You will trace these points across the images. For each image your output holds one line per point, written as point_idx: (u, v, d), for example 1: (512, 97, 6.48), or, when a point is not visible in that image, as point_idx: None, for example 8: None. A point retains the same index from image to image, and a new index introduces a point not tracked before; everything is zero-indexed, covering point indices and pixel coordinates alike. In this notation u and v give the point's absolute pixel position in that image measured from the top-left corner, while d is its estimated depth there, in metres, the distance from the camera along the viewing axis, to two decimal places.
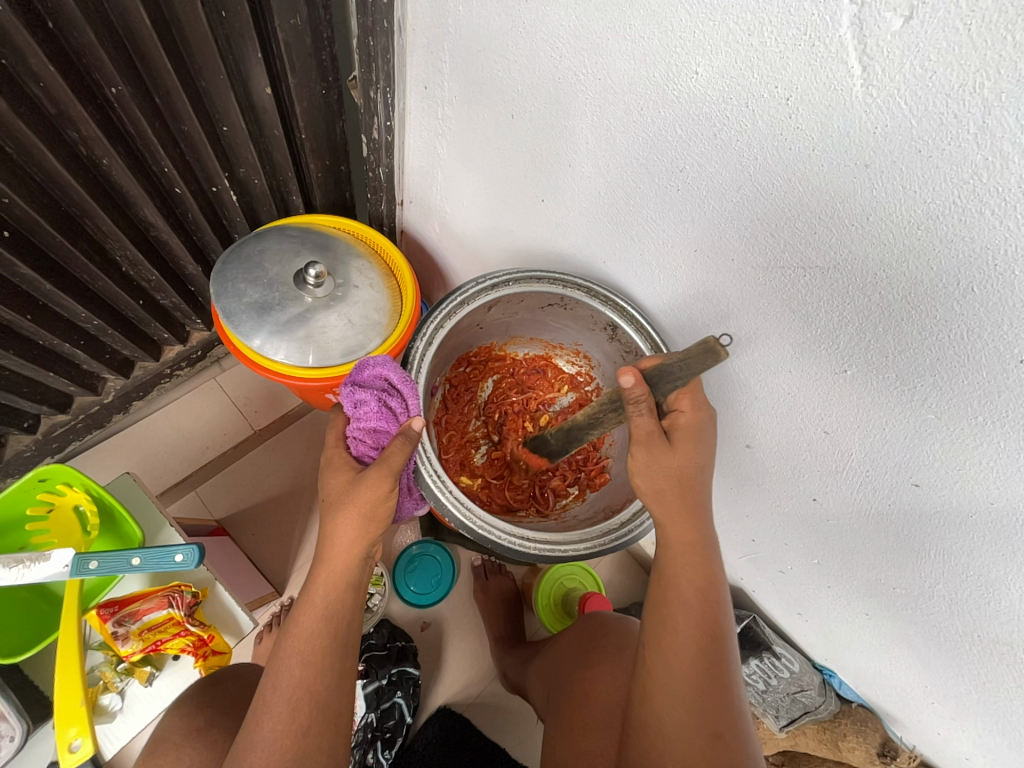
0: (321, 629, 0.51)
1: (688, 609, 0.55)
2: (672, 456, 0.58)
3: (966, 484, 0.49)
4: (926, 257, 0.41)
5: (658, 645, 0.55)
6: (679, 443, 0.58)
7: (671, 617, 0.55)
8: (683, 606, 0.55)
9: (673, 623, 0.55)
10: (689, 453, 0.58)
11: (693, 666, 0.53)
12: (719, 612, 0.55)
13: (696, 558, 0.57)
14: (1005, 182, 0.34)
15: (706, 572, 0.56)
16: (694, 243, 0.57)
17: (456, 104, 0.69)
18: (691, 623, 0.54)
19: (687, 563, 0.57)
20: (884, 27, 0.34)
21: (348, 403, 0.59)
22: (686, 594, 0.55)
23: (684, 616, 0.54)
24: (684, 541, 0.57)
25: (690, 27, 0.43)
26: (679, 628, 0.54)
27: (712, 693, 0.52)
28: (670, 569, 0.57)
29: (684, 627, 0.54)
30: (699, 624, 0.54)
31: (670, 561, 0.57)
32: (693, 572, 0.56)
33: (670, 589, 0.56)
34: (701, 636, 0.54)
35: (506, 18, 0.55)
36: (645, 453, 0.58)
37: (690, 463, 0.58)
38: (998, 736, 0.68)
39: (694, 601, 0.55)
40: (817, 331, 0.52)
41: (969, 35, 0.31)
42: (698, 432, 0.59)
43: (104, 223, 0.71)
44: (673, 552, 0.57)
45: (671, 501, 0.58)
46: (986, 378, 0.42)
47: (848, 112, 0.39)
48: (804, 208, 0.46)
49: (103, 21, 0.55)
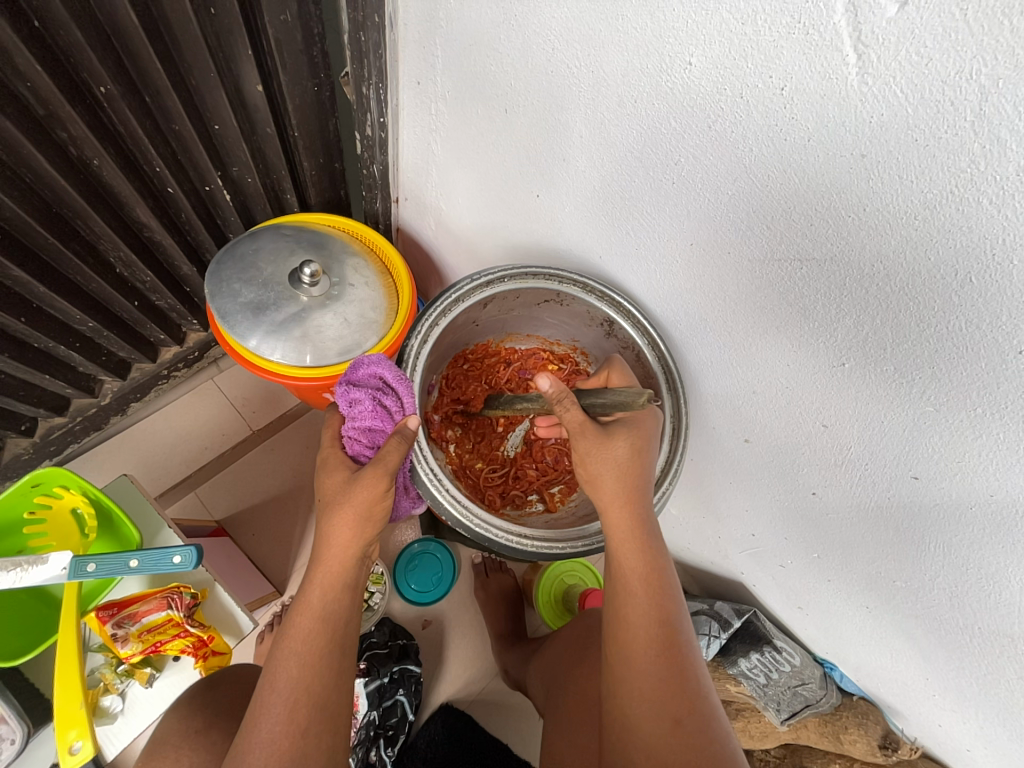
0: (316, 629, 0.51)
1: (638, 600, 0.55)
2: (607, 447, 0.58)
3: (966, 476, 0.49)
4: (922, 247, 0.40)
5: (615, 637, 0.55)
6: (614, 432, 0.59)
7: (622, 608, 0.55)
8: (631, 596, 0.55)
9: (624, 613, 0.55)
10: (628, 441, 0.59)
11: (649, 654, 0.53)
12: (668, 600, 0.55)
13: (639, 547, 0.57)
14: (1004, 169, 0.34)
15: (652, 561, 0.57)
16: (691, 238, 0.56)
17: (449, 99, 0.69)
18: (642, 613, 0.54)
19: (632, 554, 0.57)
20: (880, 13, 0.33)
21: (343, 402, 0.59)
22: (634, 586, 0.55)
23: (635, 606, 0.55)
24: (626, 531, 0.57)
25: (684, 18, 0.42)
26: (629, 618, 0.55)
27: (674, 680, 0.52)
28: (616, 561, 0.57)
29: (636, 617, 0.54)
30: (650, 613, 0.54)
31: (614, 554, 0.58)
32: (639, 562, 0.56)
33: (618, 582, 0.56)
34: (652, 624, 0.54)
35: (498, 12, 0.54)
36: (581, 445, 0.58)
37: (631, 448, 0.59)
38: (999, 728, 0.68)
39: (642, 592, 0.55)
40: (814, 324, 0.51)
41: (966, 20, 0.31)
42: (635, 426, 0.60)
43: (96, 224, 0.71)
44: (616, 545, 0.57)
45: (609, 492, 0.58)
46: (984, 370, 0.42)
47: (844, 101, 0.38)
48: (800, 201, 0.45)
49: (90, 19, 0.54)
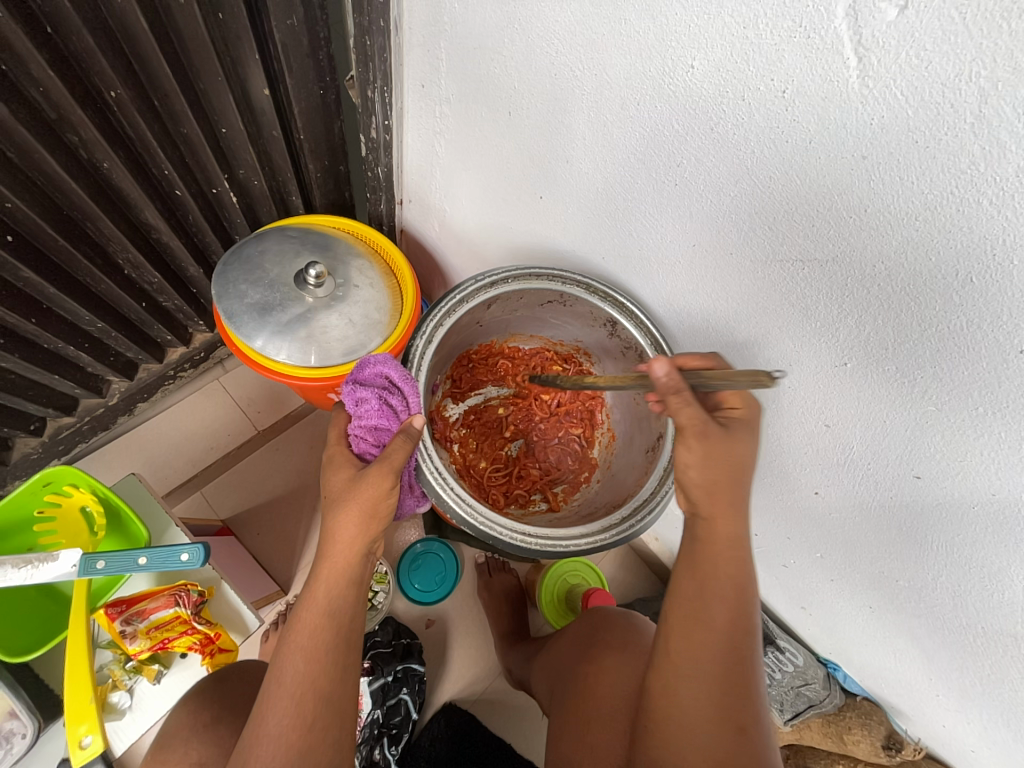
0: (322, 625, 0.51)
1: (721, 603, 0.52)
2: (726, 450, 0.53)
3: (968, 475, 0.49)
4: (923, 248, 0.41)
5: (690, 646, 0.52)
6: (737, 432, 0.53)
7: (705, 617, 0.52)
8: (717, 604, 0.52)
9: (706, 622, 0.52)
10: (749, 444, 0.54)
11: (722, 665, 0.51)
12: (748, 605, 0.53)
13: (733, 554, 0.53)
14: (1002, 172, 0.34)
15: (739, 561, 0.53)
16: (693, 240, 0.57)
17: (453, 101, 0.69)
18: (724, 622, 0.52)
19: (722, 560, 0.53)
20: (880, 17, 0.34)
21: (349, 402, 0.60)
22: (722, 587, 0.52)
23: (719, 610, 0.52)
24: (723, 535, 0.53)
25: (686, 21, 0.43)
26: (712, 622, 0.52)
27: (737, 691, 0.51)
28: (705, 566, 0.53)
29: (718, 627, 0.52)
30: (733, 625, 0.52)
31: (704, 560, 0.53)
32: (728, 569, 0.53)
33: (704, 590, 0.53)
34: (730, 628, 0.52)
35: (502, 16, 0.55)
36: (696, 453, 0.53)
37: (751, 453, 0.54)
38: (1003, 728, 0.68)
39: (726, 596, 0.52)
40: (817, 324, 0.52)
41: (966, 24, 0.31)
42: (753, 427, 0.54)
43: (105, 227, 0.72)
44: (710, 549, 0.53)
45: (714, 493, 0.53)
46: (986, 369, 0.42)
47: (844, 104, 0.38)
48: (803, 201, 0.46)
49: (102, 27, 0.55)
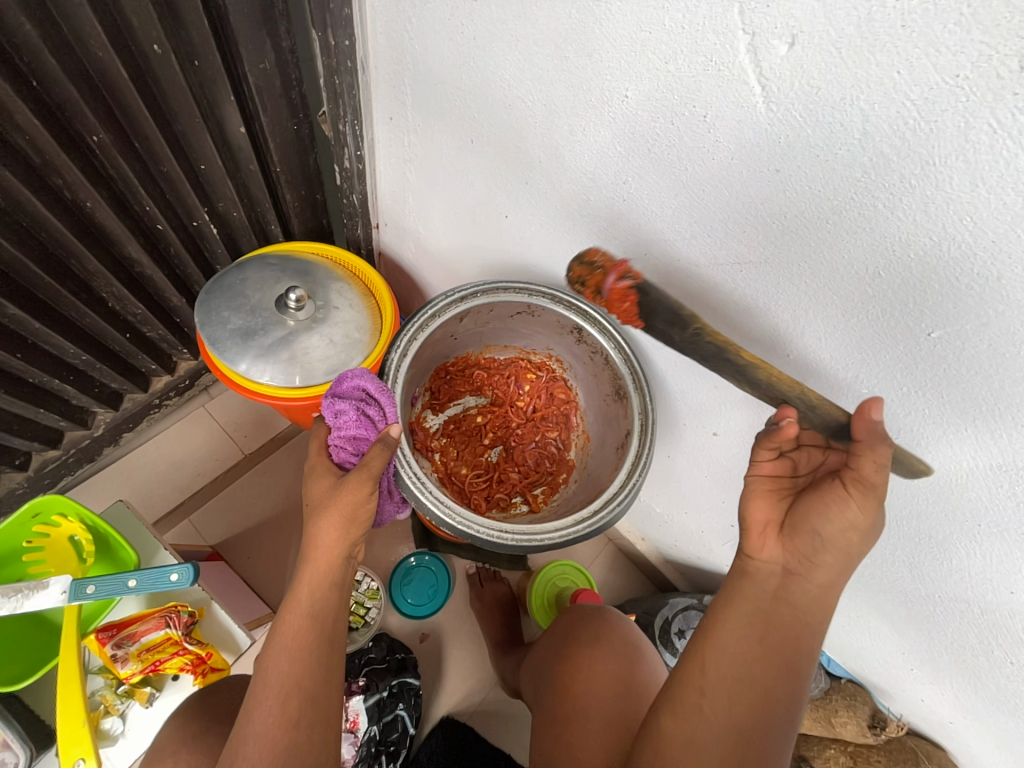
0: (306, 624, 0.53)
1: (782, 667, 0.51)
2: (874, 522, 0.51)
3: (905, 451, 0.54)
4: (837, 247, 0.46)
5: (736, 699, 0.51)
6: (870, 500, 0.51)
7: (761, 675, 0.51)
8: (778, 670, 0.51)
9: (759, 679, 0.51)
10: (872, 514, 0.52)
11: (752, 724, 0.50)
12: (795, 673, 0.52)
13: (814, 623, 0.52)
14: (890, 178, 0.39)
15: (806, 627, 0.52)
16: (646, 250, 0.62)
17: (420, 132, 0.74)
18: (775, 683, 0.51)
19: (799, 628, 0.52)
20: (774, 52, 0.39)
21: (329, 414, 0.63)
22: (783, 646, 0.51)
23: (773, 673, 0.51)
24: (815, 605, 0.52)
25: (617, 58, 0.48)
26: (760, 683, 0.51)
27: (752, 753, 0.50)
28: (784, 628, 0.52)
29: (768, 688, 0.51)
30: (783, 689, 0.51)
31: (784, 619, 0.52)
32: (802, 636, 0.52)
33: (770, 649, 0.51)
34: (777, 690, 0.51)
35: (459, 55, 0.60)
36: (856, 512, 0.50)
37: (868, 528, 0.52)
38: (972, 695, 0.72)
39: (781, 661, 0.51)
40: (759, 321, 0.56)
41: (842, 56, 0.37)
42: None
43: (89, 262, 0.75)
44: (793, 611, 0.52)
45: (836, 564, 0.51)
46: (903, 352, 0.47)
47: (755, 125, 0.44)
48: (733, 211, 0.50)
49: (85, 79, 0.59)
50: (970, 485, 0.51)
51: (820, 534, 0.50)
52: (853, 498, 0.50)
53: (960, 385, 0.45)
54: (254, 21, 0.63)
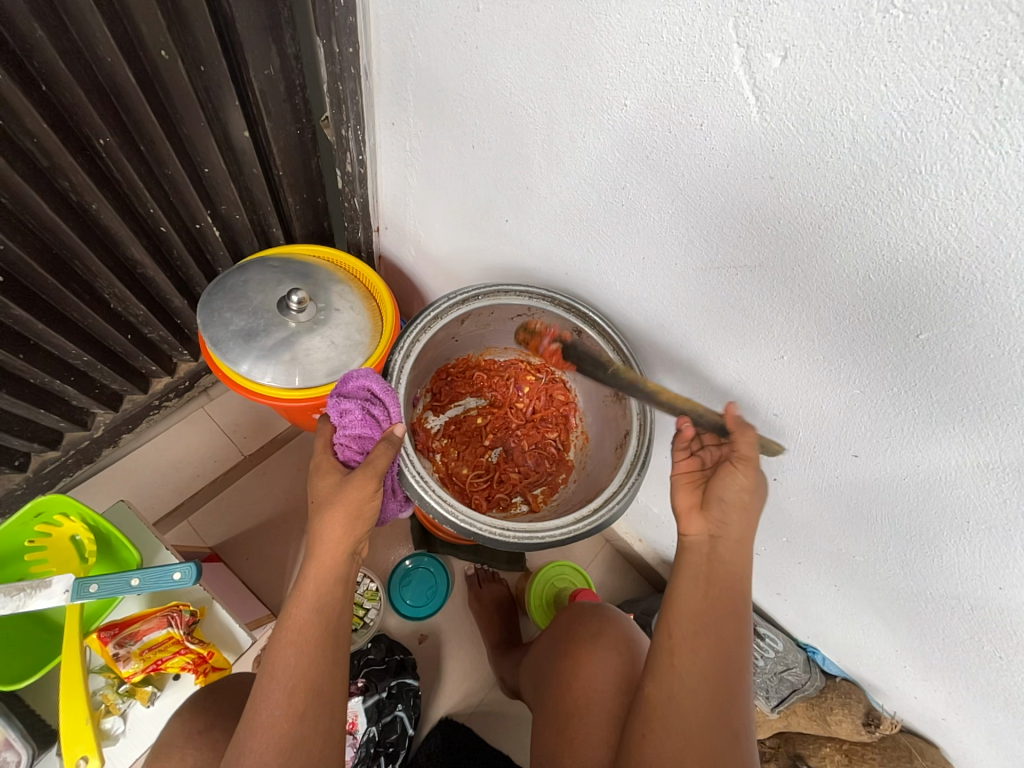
0: (313, 619, 0.54)
1: (725, 612, 0.57)
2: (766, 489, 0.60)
3: (895, 450, 0.56)
4: (828, 252, 0.47)
5: (692, 649, 0.56)
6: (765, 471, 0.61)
7: (711, 623, 0.56)
8: (724, 615, 0.57)
9: (712, 629, 0.56)
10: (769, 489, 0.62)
11: (720, 670, 0.55)
12: (743, 623, 0.58)
13: (740, 573, 0.59)
14: (878, 186, 0.41)
15: (743, 579, 0.59)
16: (643, 253, 0.63)
17: (422, 137, 0.76)
18: (727, 630, 0.57)
19: (729, 577, 0.58)
20: (767, 65, 0.41)
21: (334, 413, 0.64)
22: (727, 599, 0.57)
23: (724, 624, 0.57)
24: (736, 554, 0.59)
25: (616, 68, 0.49)
26: (716, 633, 0.56)
27: (730, 698, 0.55)
28: (716, 580, 0.58)
29: (721, 634, 0.56)
30: (732, 634, 0.57)
31: (715, 573, 0.58)
32: (734, 584, 0.58)
33: (713, 599, 0.57)
34: (733, 638, 0.57)
35: (461, 63, 0.61)
36: (745, 477, 0.59)
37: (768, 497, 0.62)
38: (964, 690, 0.73)
39: (727, 613, 0.57)
40: (754, 323, 0.58)
41: (832, 69, 0.38)
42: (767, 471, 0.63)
43: (93, 264, 0.75)
44: (722, 565, 0.59)
45: (737, 521, 0.59)
46: (893, 352, 0.49)
47: (750, 133, 0.45)
48: (728, 216, 0.52)
49: (93, 83, 0.60)
50: (959, 483, 0.53)
51: (721, 498, 0.59)
52: (739, 469, 0.59)
53: (947, 386, 0.47)
54: (260, 28, 0.64)
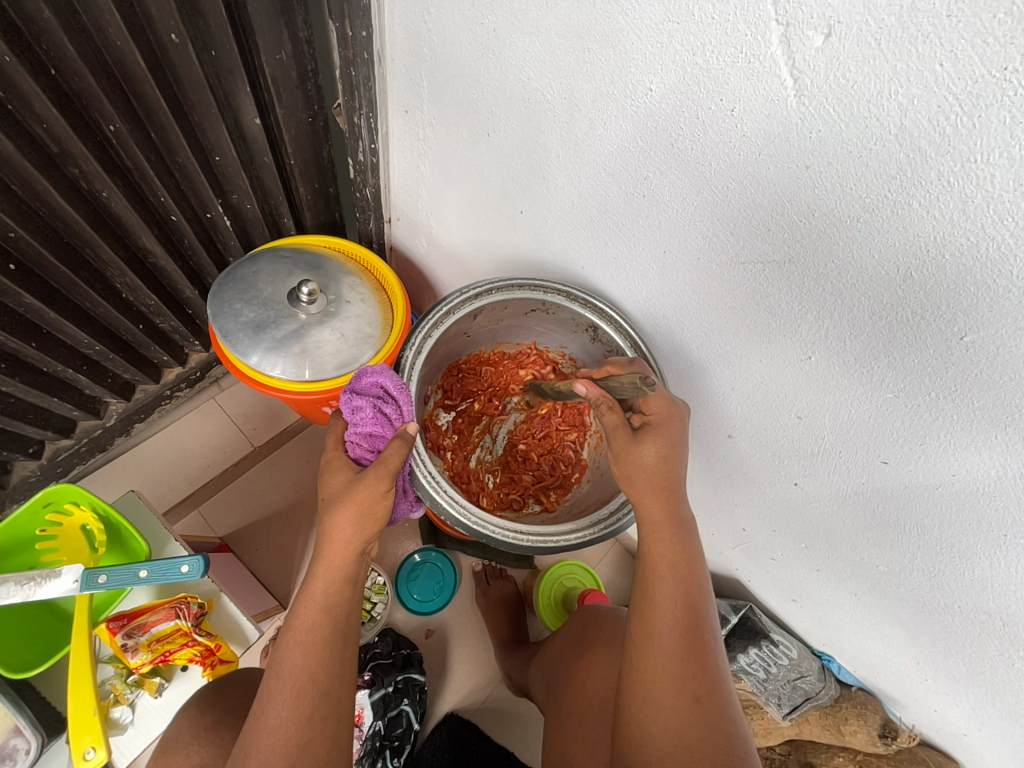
0: (320, 620, 0.53)
1: (663, 577, 0.57)
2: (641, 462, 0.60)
3: (929, 457, 0.53)
4: (864, 246, 0.44)
5: (642, 620, 0.57)
6: (643, 437, 0.61)
7: (651, 590, 0.57)
8: (661, 581, 0.57)
9: (652, 595, 0.57)
10: (656, 448, 0.60)
11: (675, 635, 0.55)
12: (693, 585, 0.57)
13: (672, 535, 0.59)
14: (927, 176, 0.38)
15: (688, 541, 0.59)
16: (664, 246, 0.60)
17: (435, 124, 0.73)
18: (671, 596, 0.56)
19: (662, 541, 0.59)
20: (809, 44, 0.38)
21: (346, 409, 0.62)
22: (664, 564, 0.58)
23: (660, 588, 0.57)
24: (658, 519, 0.59)
25: (642, 50, 0.47)
26: (656, 599, 0.57)
27: (695, 663, 0.54)
28: (648, 547, 0.59)
29: (665, 601, 0.56)
30: (679, 597, 0.56)
31: (647, 542, 0.59)
32: (668, 548, 0.58)
33: (647, 565, 0.59)
34: (676, 599, 0.56)
35: (477, 46, 0.59)
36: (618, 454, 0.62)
37: (657, 455, 0.60)
38: (989, 708, 0.70)
39: (672, 578, 0.57)
40: (781, 322, 0.55)
41: (881, 49, 0.35)
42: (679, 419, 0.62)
43: (104, 252, 0.75)
44: (652, 534, 0.59)
45: (642, 487, 0.60)
46: (934, 355, 0.46)
47: (786, 118, 0.42)
48: (759, 209, 0.49)
49: (102, 66, 0.59)
50: (998, 495, 0.50)
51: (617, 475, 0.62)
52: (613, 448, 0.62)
53: (990, 393, 0.44)
54: (272, 11, 0.62)
